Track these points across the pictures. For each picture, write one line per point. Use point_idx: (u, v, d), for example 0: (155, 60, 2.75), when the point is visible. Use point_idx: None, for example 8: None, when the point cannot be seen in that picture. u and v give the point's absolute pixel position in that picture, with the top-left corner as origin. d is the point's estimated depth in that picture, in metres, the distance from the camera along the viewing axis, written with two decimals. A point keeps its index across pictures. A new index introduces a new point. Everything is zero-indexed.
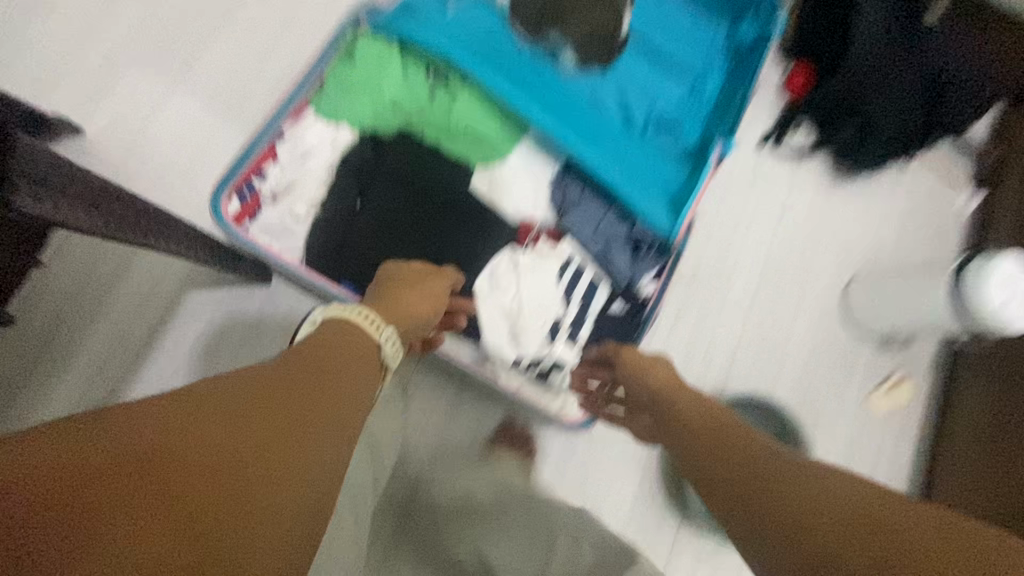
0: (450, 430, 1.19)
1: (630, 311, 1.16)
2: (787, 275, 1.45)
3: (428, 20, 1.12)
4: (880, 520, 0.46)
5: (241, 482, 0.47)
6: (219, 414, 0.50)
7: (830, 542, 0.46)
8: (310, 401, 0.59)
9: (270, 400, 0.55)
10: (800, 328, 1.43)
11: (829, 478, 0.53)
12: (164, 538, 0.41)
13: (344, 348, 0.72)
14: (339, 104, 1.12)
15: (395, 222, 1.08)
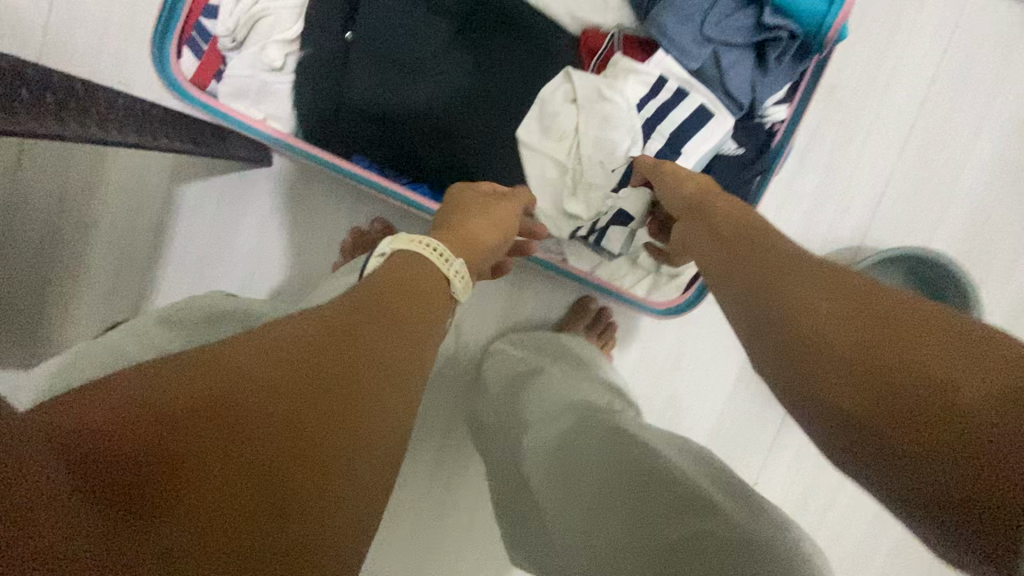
0: (511, 318, 1.00)
1: (746, 151, 0.82)
2: (964, 69, 1.03)
3: None
4: (933, 367, 0.33)
5: (310, 488, 0.34)
6: (271, 383, 0.35)
7: (834, 375, 0.37)
8: (383, 355, 0.41)
9: (329, 357, 0.38)
10: (973, 145, 1.05)
11: (894, 307, 0.38)
12: (240, 545, 0.31)
13: (405, 280, 0.50)
14: None
15: (409, 54, 0.78)
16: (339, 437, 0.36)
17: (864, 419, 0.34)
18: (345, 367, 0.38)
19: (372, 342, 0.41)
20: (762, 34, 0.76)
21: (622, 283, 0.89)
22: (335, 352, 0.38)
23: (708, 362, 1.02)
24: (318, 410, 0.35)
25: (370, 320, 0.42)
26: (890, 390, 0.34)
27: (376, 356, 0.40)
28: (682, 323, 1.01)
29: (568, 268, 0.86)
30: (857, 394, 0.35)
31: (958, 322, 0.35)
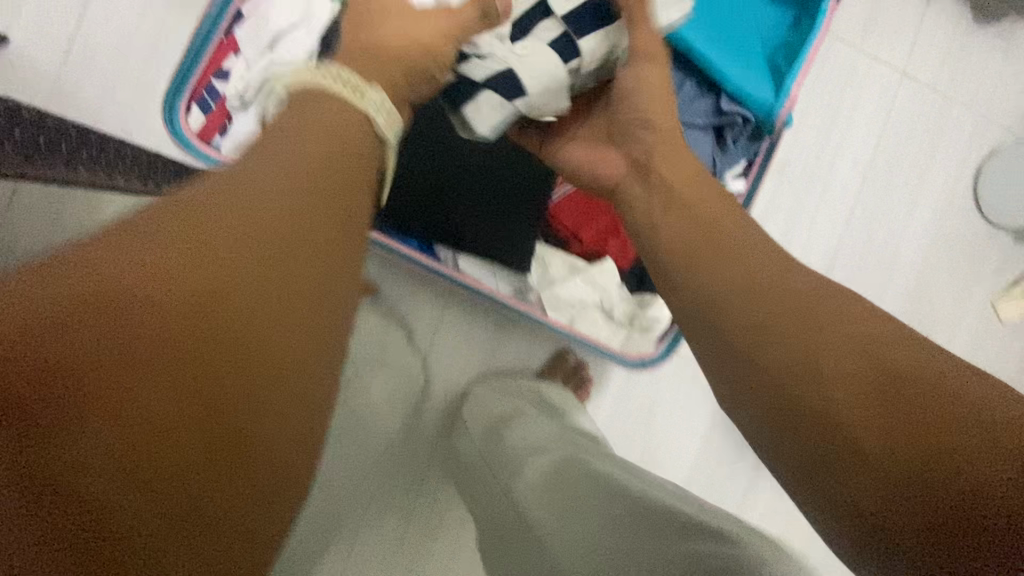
0: (489, 363, 1.03)
1: None
2: (898, 154, 1.18)
3: None
4: (948, 452, 0.38)
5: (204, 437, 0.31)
6: (134, 335, 0.30)
7: (859, 448, 0.40)
8: (288, 294, 0.35)
9: (212, 305, 0.32)
10: (912, 219, 1.18)
11: (903, 373, 0.42)
12: (147, 495, 0.29)
13: (328, 133, 0.44)
14: None
15: (399, 114, 0.83)
16: (232, 395, 0.32)
17: (877, 481, 0.39)
18: (228, 310, 0.32)
19: (272, 279, 0.34)
20: (720, 117, 0.86)
21: (601, 336, 0.92)
22: (219, 300, 0.32)
23: (681, 414, 1.06)
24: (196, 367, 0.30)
25: (276, 249, 0.35)
26: (914, 465, 0.38)
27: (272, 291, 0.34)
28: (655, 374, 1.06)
29: (548, 320, 0.90)
30: (878, 464, 0.39)
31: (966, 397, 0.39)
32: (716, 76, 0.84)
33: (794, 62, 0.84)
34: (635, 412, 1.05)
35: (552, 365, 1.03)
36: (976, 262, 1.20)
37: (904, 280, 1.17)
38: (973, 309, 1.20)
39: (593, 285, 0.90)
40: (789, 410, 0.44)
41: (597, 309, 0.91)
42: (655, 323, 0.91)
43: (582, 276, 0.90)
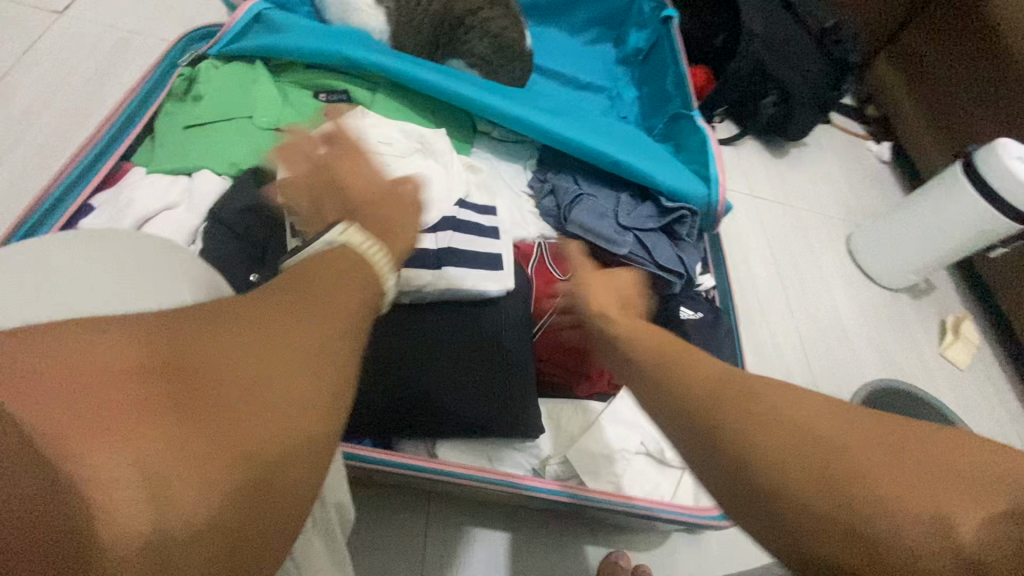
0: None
1: (704, 312, 0.82)
2: (789, 254, 1.29)
3: (287, 27, 0.82)
4: (900, 558, 0.30)
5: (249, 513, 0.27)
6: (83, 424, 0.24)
7: (799, 515, 0.32)
8: (255, 377, 0.29)
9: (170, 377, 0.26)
10: (833, 302, 1.25)
11: (891, 488, 0.31)
12: None
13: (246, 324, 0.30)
14: (169, 150, 0.71)
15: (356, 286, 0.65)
16: (197, 470, 0.26)
17: (806, 541, 0.32)
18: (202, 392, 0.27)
19: (229, 365, 0.28)
20: (666, 216, 0.83)
21: (660, 494, 0.67)
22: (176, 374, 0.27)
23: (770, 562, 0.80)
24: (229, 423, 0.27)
25: (239, 330, 0.30)
26: (866, 544, 0.30)
27: (256, 367, 0.29)
28: (724, 532, 0.80)
29: (591, 494, 0.63)
30: (822, 534, 0.31)
31: (946, 516, 0.30)
32: (647, 181, 0.83)
33: (702, 159, 0.89)
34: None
35: (593, 549, 0.75)
36: (897, 315, 1.27)
37: (860, 353, 1.19)
38: (931, 366, 1.22)
39: (626, 426, 0.68)
40: (715, 444, 0.36)
41: (640, 458, 0.68)
42: None
43: (606, 418, 0.68)
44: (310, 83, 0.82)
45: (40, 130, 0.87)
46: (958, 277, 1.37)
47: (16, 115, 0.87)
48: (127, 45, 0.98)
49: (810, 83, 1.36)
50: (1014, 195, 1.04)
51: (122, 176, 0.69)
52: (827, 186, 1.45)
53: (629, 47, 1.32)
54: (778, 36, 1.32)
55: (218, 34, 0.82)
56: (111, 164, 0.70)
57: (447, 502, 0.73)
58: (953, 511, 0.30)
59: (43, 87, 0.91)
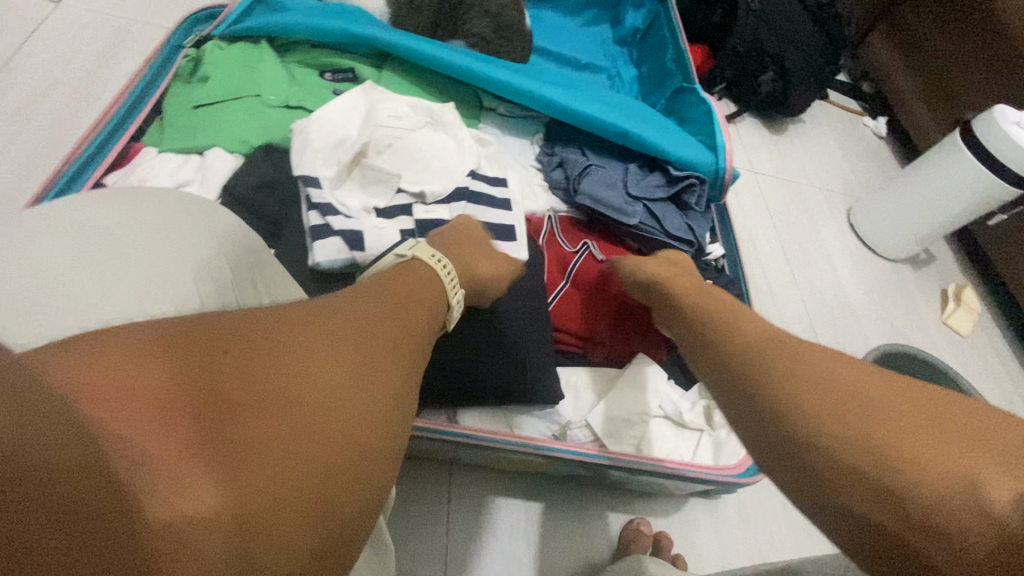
0: (534, 549, 0.71)
1: (714, 279, 0.83)
2: (792, 228, 1.30)
3: (290, 7, 0.82)
4: (932, 518, 0.31)
5: (321, 484, 0.32)
6: (187, 402, 0.29)
7: (832, 470, 0.35)
8: (322, 368, 0.35)
9: (245, 369, 0.32)
10: (837, 275, 1.26)
11: (931, 454, 0.33)
12: None
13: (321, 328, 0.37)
14: (179, 130, 0.71)
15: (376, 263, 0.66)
16: (267, 446, 0.30)
17: (840, 498, 0.34)
18: (274, 379, 0.33)
19: (293, 358, 0.34)
20: (675, 186, 0.84)
21: (680, 456, 0.68)
22: (254, 367, 0.33)
23: (786, 521, 0.81)
24: (296, 404, 0.32)
25: (304, 334, 0.36)
26: (901, 502, 0.32)
27: (316, 361, 0.35)
28: (740, 496, 0.81)
29: (614, 455, 0.64)
30: (859, 491, 0.34)
31: (979, 483, 0.32)
32: (654, 151, 0.84)
33: (708, 130, 0.89)
34: (738, 539, 0.78)
35: (614, 513, 0.76)
36: (899, 285, 1.29)
37: (863, 322, 1.21)
38: (934, 334, 1.24)
39: (646, 390, 0.69)
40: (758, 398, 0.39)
41: (660, 420, 0.69)
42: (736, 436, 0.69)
43: (626, 382, 0.69)
44: (315, 62, 0.82)
45: (43, 118, 0.86)
46: (957, 247, 1.39)
47: (18, 104, 0.87)
48: (126, 32, 0.97)
49: (808, 58, 1.37)
50: (1012, 160, 1.05)
51: (133, 157, 0.69)
52: (826, 161, 1.46)
53: (627, 27, 1.31)
54: (775, 13, 1.33)
55: (221, 16, 0.81)
56: (122, 145, 0.70)
57: (467, 473, 0.74)
58: (988, 480, 0.32)
59: (44, 74, 0.90)
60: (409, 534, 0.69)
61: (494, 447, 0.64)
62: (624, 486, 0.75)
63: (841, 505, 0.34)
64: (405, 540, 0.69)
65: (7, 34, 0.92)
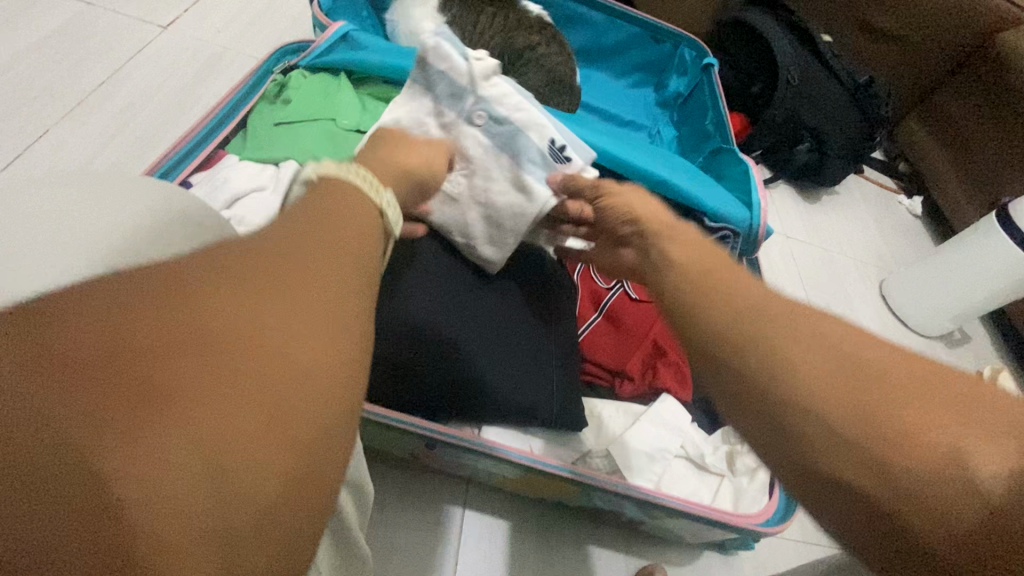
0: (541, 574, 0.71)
1: None
2: (822, 294, 1.31)
3: (369, 47, 0.91)
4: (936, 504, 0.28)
5: (284, 435, 0.26)
6: (79, 365, 0.23)
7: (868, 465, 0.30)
8: (249, 304, 0.28)
9: (139, 312, 0.25)
10: None
11: (941, 429, 0.30)
12: None
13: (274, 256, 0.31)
14: (260, 145, 0.78)
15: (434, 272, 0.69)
16: (196, 380, 0.25)
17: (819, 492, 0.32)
18: (175, 319, 0.26)
19: (205, 294, 0.27)
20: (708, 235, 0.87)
21: (699, 498, 0.68)
22: (147, 309, 0.25)
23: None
24: (213, 349, 0.26)
25: (245, 266, 0.30)
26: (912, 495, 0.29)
27: (237, 298, 0.28)
28: (757, 554, 0.79)
29: (633, 485, 0.65)
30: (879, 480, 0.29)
31: (972, 458, 0.29)
32: (690, 201, 0.88)
33: (744, 188, 0.93)
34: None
35: (625, 551, 0.75)
36: (929, 359, 1.27)
37: None
38: None
39: (667, 428, 0.70)
40: None
41: (680, 460, 0.70)
42: (755, 485, 0.69)
43: (648, 417, 0.70)
44: (386, 96, 0.90)
45: (138, 127, 0.97)
46: (994, 330, 1.36)
47: (120, 111, 0.98)
48: (218, 59, 1.09)
49: (845, 133, 1.41)
50: None
51: (217, 162, 0.77)
52: (859, 232, 1.47)
53: (669, 92, 1.39)
54: (812, 88, 1.39)
55: (308, 49, 0.90)
56: (208, 152, 0.78)
57: (484, 495, 0.75)
58: (978, 456, 0.29)
59: (145, 90, 1.01)
60: (421, 543, 0.70)
61: (512, 463, 0.65)
62: (639, 527, 0.74)
63: (838, 493, 0.31)
64: (417, 554, 0.69)
65: (119, 52, 1.05)
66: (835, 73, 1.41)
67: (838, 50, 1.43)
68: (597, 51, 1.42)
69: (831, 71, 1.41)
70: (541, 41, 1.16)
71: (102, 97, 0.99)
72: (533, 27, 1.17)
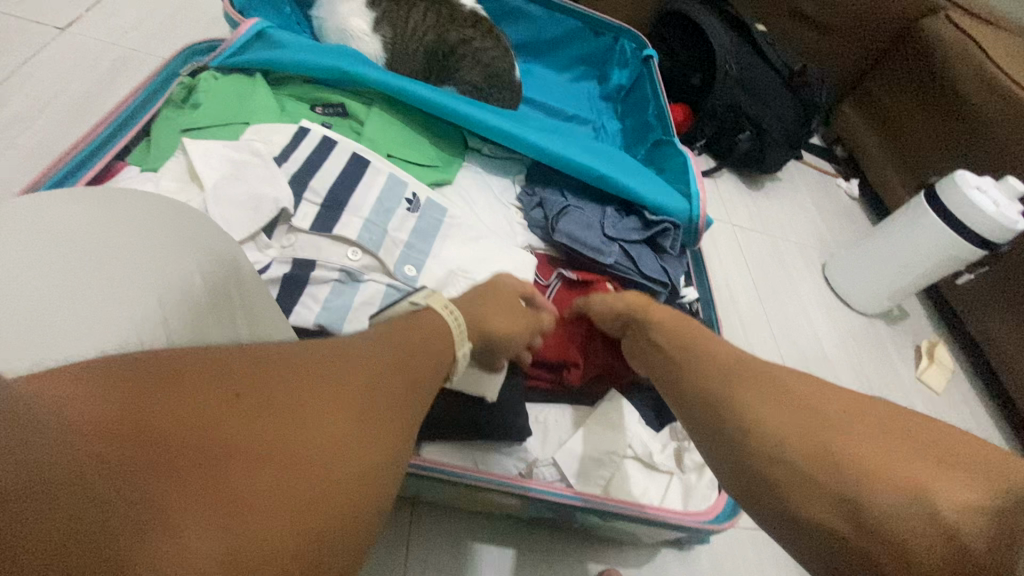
0: None
1: None
2: (769, 282, 1.32)
3: (288, 46, 0.85)
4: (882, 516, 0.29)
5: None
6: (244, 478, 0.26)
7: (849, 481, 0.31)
8: (282, 473, 0.27)
9: (182, 435, 0.25)
10: (813, 328, 1.28)
11: None
12: None
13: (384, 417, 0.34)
14: (161, 154, 0.72)
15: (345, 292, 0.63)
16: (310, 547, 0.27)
17: None
18: (212, 457, 0.25)
19: (249, 444, 0.26)
20: (649, 229, 0.85)
21: (650, 499, 0.66)
22: (199, 429, 0.26)
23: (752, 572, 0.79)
24: (238, 481, 0.25)
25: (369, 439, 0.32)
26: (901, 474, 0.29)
27: (280, 450, 0.27)
28: (712, 550, 0.79)
29: (580, 495, 0.62)
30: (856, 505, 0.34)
31: None
32: (630, 196, 0.86)
33: (684, 181, 0.93)
34: None
35: (580, 556, 0.73)
36: (872, 338, 1.31)
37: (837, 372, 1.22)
38: (908, 389, 1.24)
39: (613, 429, 0.68)
40: None
41: (629, 462, 0.68)
42: (702, 479, 0.68)
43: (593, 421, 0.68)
44: (308, 97, 0.85)
45: (29, 138, 0.88)
46: (930, 307, 1.41)
47: (10, 120, 0.88)
48: (124, 61, 1.00)
49: (787, 121, 1.42)
50: (976, 224, 1.09)
51: (115, 175, 0.69)
52: (802, 217, 1.51)
53: (612, 84, 1.37)
54: (750, 77, 1.39)
55: (219, 49, 0.84)
56: (105, 162, 0.70)
57: (432, 512, 0.71)
58: None
59: (39, 97, 0.92)
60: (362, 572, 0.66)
61: (458, 483, 0.62)
62: (594, 532, 0.72)
63: None
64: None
65: (9, 55, 0.95)
66: (772, 61, 1.42)
67: (772, 39, 1.45)
68: (537, 46, 1.40)
69: (768, 58, 1.42)
70: (475, 34, 1.12)
71: None
72: (468, 21, 1.13)
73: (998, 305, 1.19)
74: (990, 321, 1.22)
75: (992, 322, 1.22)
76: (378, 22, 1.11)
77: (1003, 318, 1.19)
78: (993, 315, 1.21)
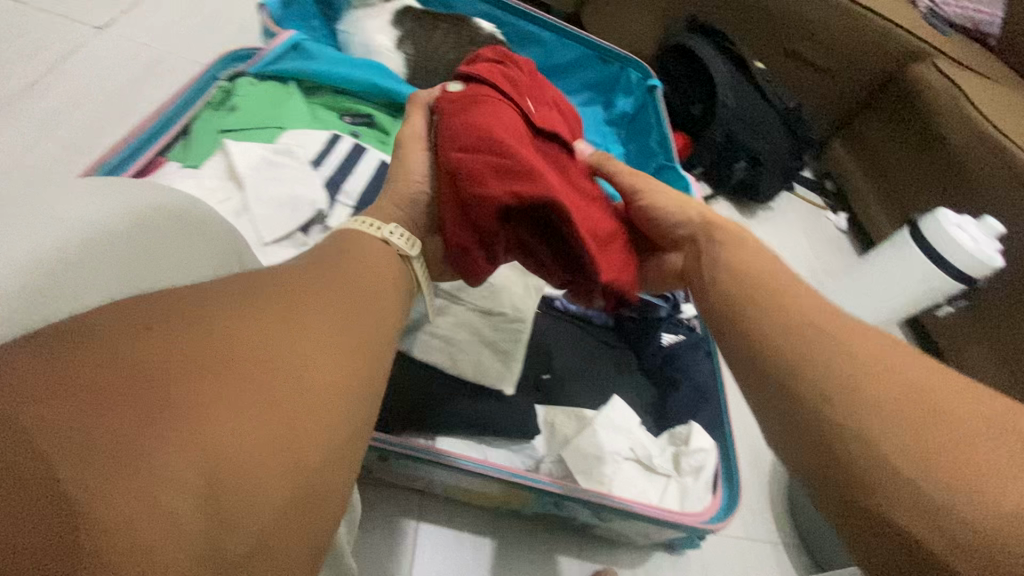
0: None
1: (685, 336, 0.86)
2: None
3: (320, 57, 0.90)
4: None
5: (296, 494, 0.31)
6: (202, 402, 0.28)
7: None
8: (240, 413, 0.29)
9: (112, 376, 0.27)
10: None
11: None
12: None
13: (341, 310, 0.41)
14: (199, 152, 0.76)
15: None
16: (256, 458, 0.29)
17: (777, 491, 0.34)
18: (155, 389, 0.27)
19: (202, 393, 0.29)
20: None
21: (647, 499, 0.70)
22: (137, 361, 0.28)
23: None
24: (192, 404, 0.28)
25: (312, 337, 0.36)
26: None
27: (214, 392, 0.29)
28: (701, 554, 0.82)
29: (582, 490, 0.66)
30: (874, 480, 0.30)
31: None
32: None
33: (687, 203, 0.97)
34: None
35: (578, 554, 0.76)
36: None
37: None
38: None
39: (616, 431, 0.72)
40: None
41: (629, 463, 0.72)
42: (698, 483, 0.72)
43: (598, 423, 0.72)
44: (337, 106, 0.90)
45: (68, 130, 0.92)
46: (912, 337, 1.48)
47: (50, 112, 0.93)
48: (160, 62, 1.05)
49: (781, 153, 1.50)
50: (956, 260, 1.15)
51: (155, 169, 0.73)
52: (793, 245, 1.58)
53: (617, 110, 1.44)
54: (748, 110, 1.47)
55: (255, 56, 0.89)
56: (145, 158, 0.74)
57: (438, 503, 0.75)
58: None
59: (79, 91, 0.97)
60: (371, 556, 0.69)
61: (468, 474, 0.66)
62: (591, 530, 0.75)
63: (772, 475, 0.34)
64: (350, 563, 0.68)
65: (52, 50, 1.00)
66: (768, 96, 1.49)
67: (770, 76, 1.53)
68: (548, 69, 1.46)
69: (764, 92, 1.49)
70: None
71: (25, 97, 0.93)
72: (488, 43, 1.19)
73: (974, 339, 1.26)
74: (966, 354, 1.28)
75: (966, 355, 1.28)
76: (403, 39, 1.17)
77: (977, 352, 1.25)
78: (968, 348, 1.27)
